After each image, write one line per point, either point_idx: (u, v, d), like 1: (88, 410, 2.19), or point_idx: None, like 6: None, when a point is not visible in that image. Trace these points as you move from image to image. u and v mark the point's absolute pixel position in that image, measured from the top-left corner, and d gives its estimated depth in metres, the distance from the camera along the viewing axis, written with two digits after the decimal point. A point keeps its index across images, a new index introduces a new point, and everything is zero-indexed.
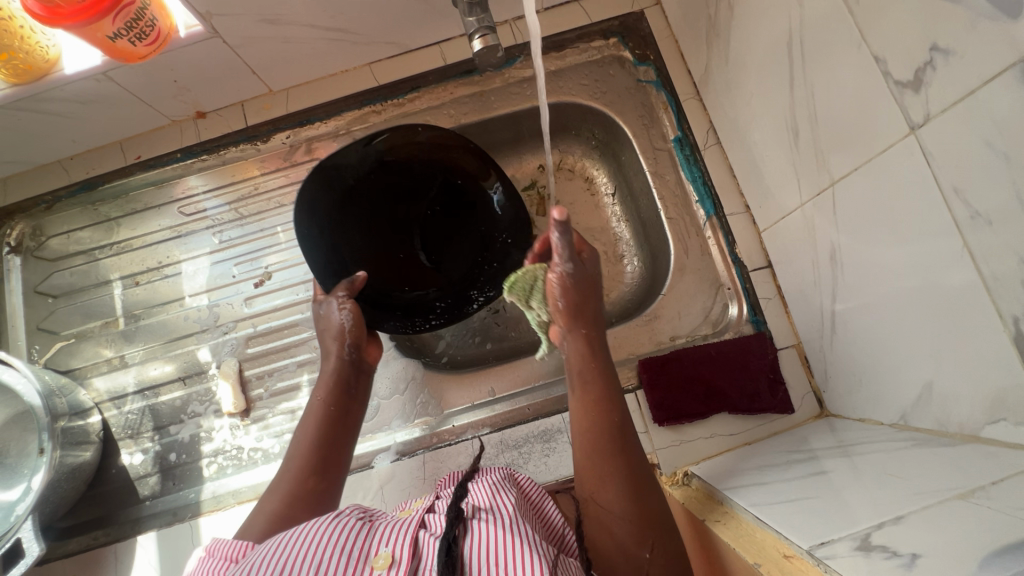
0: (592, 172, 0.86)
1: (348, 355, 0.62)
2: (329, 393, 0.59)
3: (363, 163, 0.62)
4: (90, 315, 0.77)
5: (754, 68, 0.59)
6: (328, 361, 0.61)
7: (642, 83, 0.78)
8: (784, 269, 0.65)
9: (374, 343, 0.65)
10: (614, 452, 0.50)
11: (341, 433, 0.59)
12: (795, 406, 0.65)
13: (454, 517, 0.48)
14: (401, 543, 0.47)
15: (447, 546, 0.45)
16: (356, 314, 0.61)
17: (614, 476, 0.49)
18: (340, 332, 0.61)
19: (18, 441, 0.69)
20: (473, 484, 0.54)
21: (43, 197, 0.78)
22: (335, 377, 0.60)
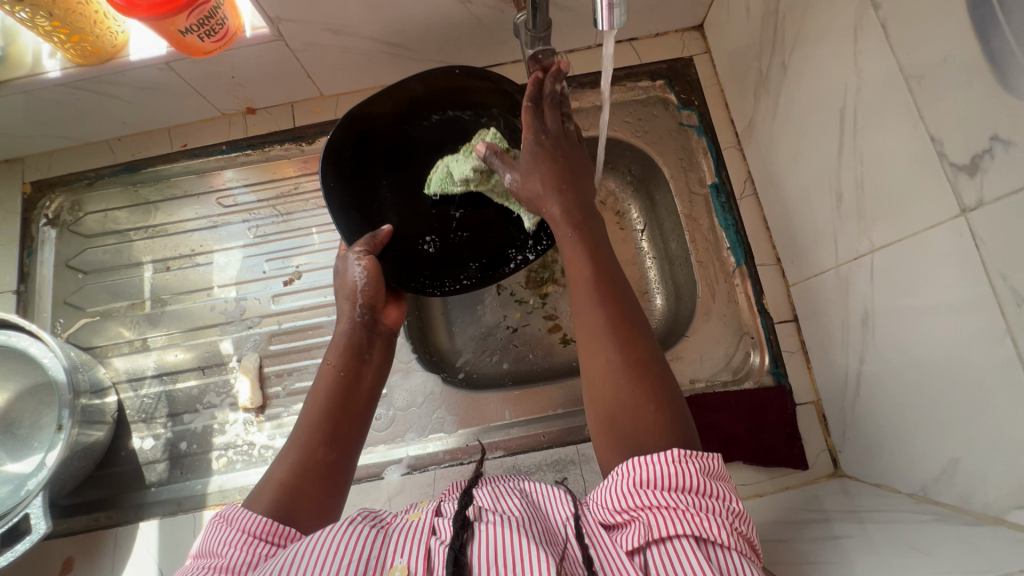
0: (623, 207, 0.87)
1: (360, 317, 0.60)
2: (339, 355, 0.59)
3: (396, 114, 0.68)
4: (118, 294, 0.78)
5: (801, 127, 0.60)
6: (341, 322, 0.61)
7: (684, 127, 0.79)
8: (811, 325, 0.66)
9: (393, 305, 0.64)
10: (600, 315, 0.50)
11: (350, 400, 0.57)
12: (810, 463, 0.65)
13: (460, 526, 0.45)
14: (415, 553, 0.44)
15: (455, 556, 0.42)
16: (371, 274, 0.60)
17: (604, 337, 0.49)
18: (352, 291, 0.61)
19: (33, 413, 0.70)
20: (480, 491, 0.52)
21: (87, 173, 0.79)
22: (348, 338, 0.60)
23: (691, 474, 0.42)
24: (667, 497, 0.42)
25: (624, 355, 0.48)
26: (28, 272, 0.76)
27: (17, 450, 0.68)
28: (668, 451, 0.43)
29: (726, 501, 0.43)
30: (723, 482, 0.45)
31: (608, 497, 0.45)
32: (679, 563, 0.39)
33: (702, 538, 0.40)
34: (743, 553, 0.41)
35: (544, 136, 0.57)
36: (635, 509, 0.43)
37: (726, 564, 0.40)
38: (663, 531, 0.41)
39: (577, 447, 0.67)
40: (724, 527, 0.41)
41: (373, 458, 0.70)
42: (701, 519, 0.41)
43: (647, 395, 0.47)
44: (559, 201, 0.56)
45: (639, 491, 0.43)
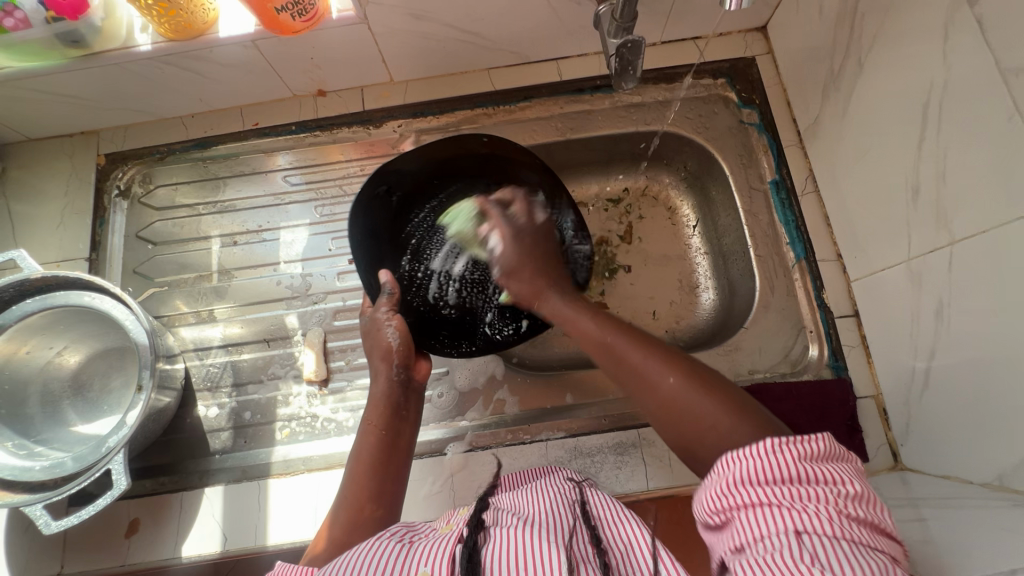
0: (676, 203, 0.89)
1: (398, 376, 0.62)
2: (378, 416, 0.60)
3: (419, 171, 0.71)
4: (185, 266, 0.79)
5: (875, 124, 0.62)
6: (378, 381, 0.62)
7: (744, 125, 0.81)
8: (875, 319, 0.67)
9: (424, 360, 0.66)
10: (626, 350, 0.49)
11: (392, 455, 0.58)
12: (870, 455, 0.66)
13: (473, 528, 0.47)
14: (436, 560, 0.43)
15: (468, 553, 0.43)
16: (403, 333, 0.63)
17: (641, 365, 0.48)
18: (385, 352, 0.62)
19: (102, 377, 0.71)
20: (505, 504, 0.52)
21: (159, 148, 0.82)
22: (385, 399, 0.61)
23: (785, 464, 0.38)
24: (762, 492, 0.38)
25: (669, 377, 0.46)
26: (99, 240, 0.78)
27: (87, 413, 0.69)
28: (758, 443, 0.39)
29: (838, 487, 0.38)
30: (834, 466, 0.39)
31: (702, 499, 0.41)
32: (776, 560, 0.35)
33: (803, 532, 0.35)
34: (861, 542, 0.35)
35: (522, 235, 0.63)
36: (731, 510, 0.39)
37: (835, 557, 0.34)
38: (759, 531, 0.37)
39: (638, 431, 0.68)
40: (835, 518, 0.36)
41: (435, 434, 0.71)
42: (806, 512, 0.36)
43: (710, 402, 0.44)
44: (554, 291, 0.59)
45: (733, 490, 0.39)
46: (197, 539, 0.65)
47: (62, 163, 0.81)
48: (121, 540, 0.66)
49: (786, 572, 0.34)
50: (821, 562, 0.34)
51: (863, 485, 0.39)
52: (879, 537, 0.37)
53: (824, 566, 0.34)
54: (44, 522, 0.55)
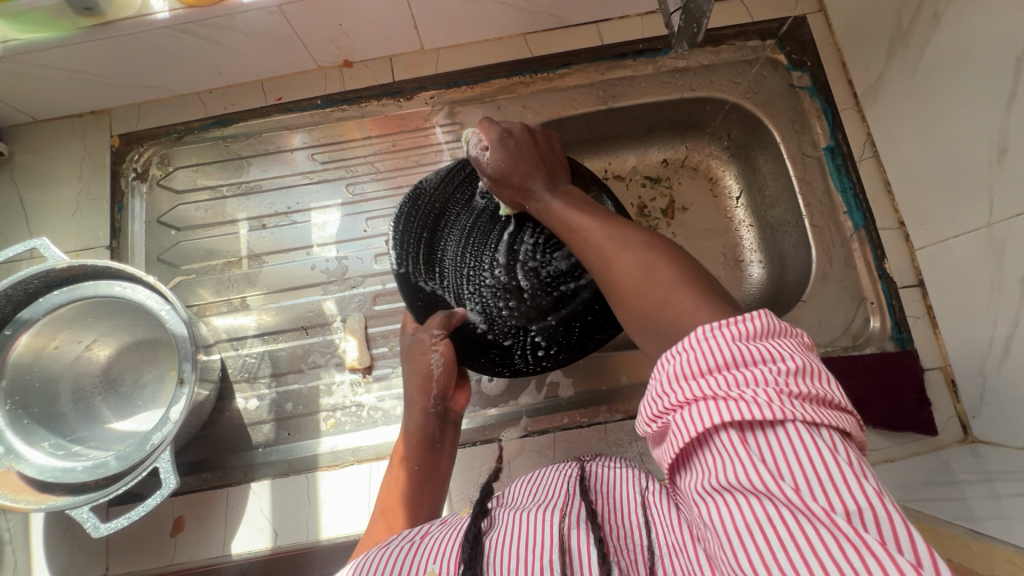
0: (717, 173, 0.85)
1: (434, 408, 0.60)
2: (415, 452, 0.58)
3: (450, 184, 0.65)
4: (212, 253, 0.75)
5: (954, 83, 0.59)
6: (414, 412, 0.60)
7: (795, 88, 0.77)
8: (944, 288, 0.65)
9: (461, 389, 0.63)
10: (608, 232, 0.50)
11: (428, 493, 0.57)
12: (939, 428, 0.64)
13: (478, 517, 0.43)
14: (447, 555, 0.39)
15: (469, 544, 0.40)
16: (447, 356, 0.60)
17: (618, 238, 0.49)
18: (425, 382, 0.60)
19: (135, 370, 0.68)
20: (504, 495, 0.48)
21: (176, 126, 0.77)
22: (421, 431, 0.59)
23: (722, 348, 0.34)
24: (698, 387, 0.34)
25: (638, 253, 0.47)
26: (120, 227, 0.74)
27: (121, 408, 0.66)
28: (695, 331, 0.36)
29: (777, 364, 0.33)
30: (776, 342, 0.34)
31: (643, 407, 0.38)
32: (723, 463, 0.32)
33: (744, 427, 0.31)
34: (809, 421, 0.31)
35: (511, 141, 0.59)
36: (669, 413, 0.35)
37: (777, 450, 0.30)
38: (695, 427, 0.33)
39: None
40: (776, 400, 0.31)
41: (488, 420, 0.68)
42: (741, 399, 0.32)
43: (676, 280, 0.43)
44: (541, 188, 0.58)
45: (671, 389, 0.35)
46: (247, 535, 0.62)
47: (74, 145, 0.76)
48: (166, 538, 0.63)
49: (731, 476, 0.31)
50: (771, 459, 0.30)
51: (807, 357, 0.34)
52: (830, 410, 0.32)
53: (772, 468, 0.30)
54: (92, 525, 0.52)
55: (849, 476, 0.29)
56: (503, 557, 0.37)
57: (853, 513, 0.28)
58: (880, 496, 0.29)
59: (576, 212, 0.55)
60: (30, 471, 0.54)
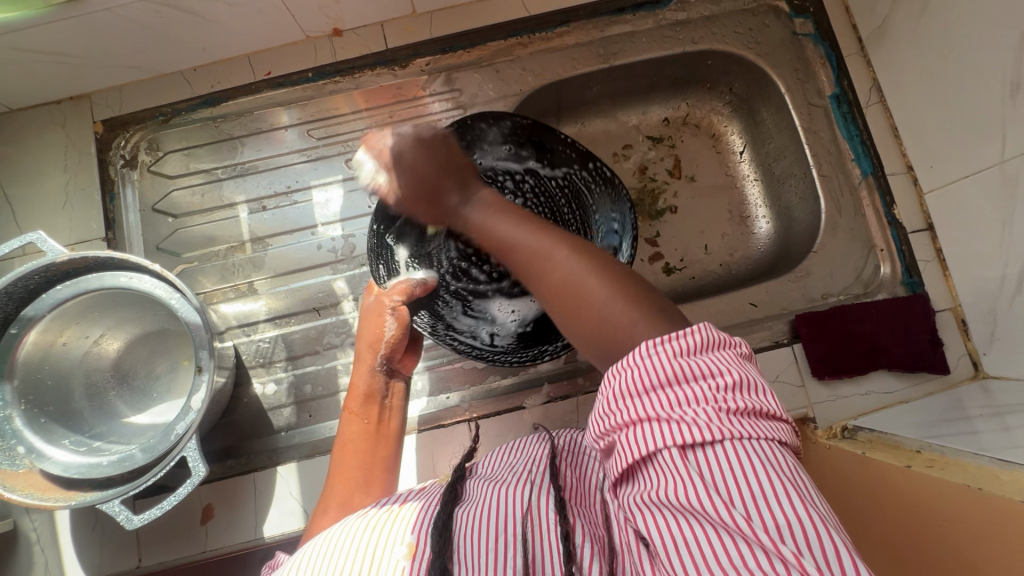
0: (720, 129, 0.83)
1: (380, 366, 0.60)
2: (355, 404, 0.58)
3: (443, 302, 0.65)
4: (213, 238, 0.73)
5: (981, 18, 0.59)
6: (361, 372, 0.60)
7: (798, 36, 0.76)
8: (954, 229, 0.65)
9: (411, 353, 0.62)
10: (531, 242, 0.48)
11: (377, 443, 0.57)
12: (952, 366, 0.65)
13: (449, 497, 0.45)
14: (424, 530, 0.41)
15: (442, 523, 0.41)
16: (401, 325, 0.58)
17: (547, 251, 0.46)
18: (374, 341, 0.59)
19: (146, 362, 0.66)
20: (476, 470, 0.50)
21: (162, 109, 0.73)
22: (364, 388, 0.59)
23: (664, 365, 0.36)
24: (642, 405, 0.35)
25: (570, 263, 0.45)
26: (114, 218, 0.71)
27: (137, 401, 0.64)
28: (638, 348, 0.37)
29: (715, 380, 0.35)
30: (716, 358, 0.37)
31: (592, 422, 0.39)
32: (664, 480, 0.33)
33: (687, 448, 0.33)
34: (745, 439, 0.33)
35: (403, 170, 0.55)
36: (614, 432, 0.37)
37: (717, 471, 0.33)
38: (640, 449, 0.35)
39: None
40: (715, 420, 0.34)
41: (510, 390, 0.68)
42: (683, 421, 0.34)
43: (598, 287, 0.43)
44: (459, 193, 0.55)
45: (616, 406, 0.37)
46: (278, 517, 0.63)
47: (55, 134, 0.72)
48: (198, 526, 0.63)
49: (672, 496, 0.33)
50: (710, 476, 0.32)
51: (744, 372, 0.37)
52: (765, 423, 0.35)
53: (713, 485, 0.32)
54: (126, 518, 0.52)
55: (783, 494, 0.31)
56: (472, 539, 0.39)
57: (782, 526, 0.31)
58: (809, 514, 0.31)
59: (498, 224, 0.52)
60: (54, 469, 0.53)
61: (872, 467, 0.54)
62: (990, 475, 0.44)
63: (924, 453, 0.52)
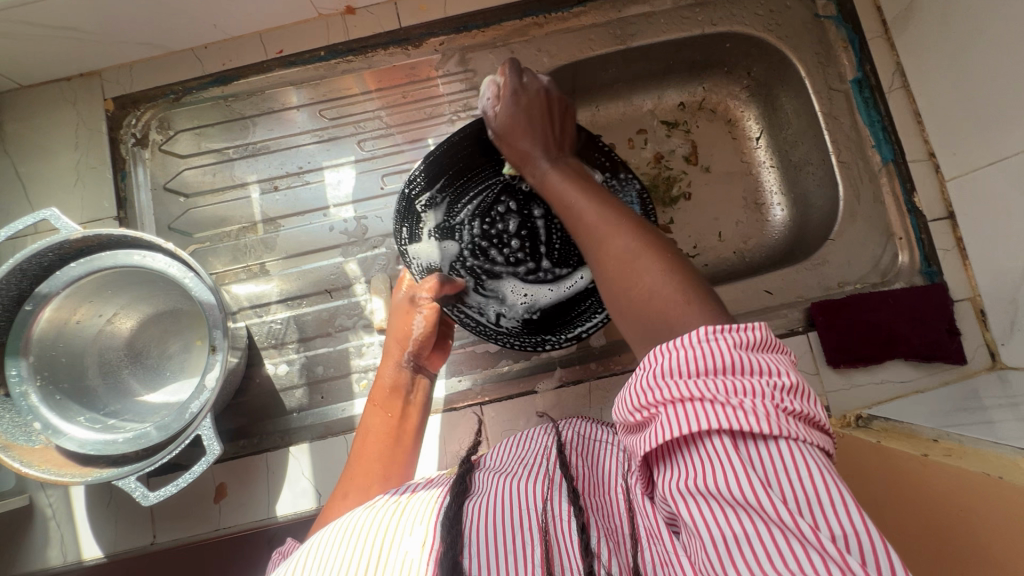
0: (736, 113, 0.82)
1: (407, 362, 0.61)
2: (381, 400, 0.59)
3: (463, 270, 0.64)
4: (224, 218, 0.72)
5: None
6: (389, 364, 0.61)
7: (820, 18, 0.74)
8: (976, 217, 0.64)
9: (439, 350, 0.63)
10: (599, 214, 0.48)
11: (399, 434, 0.57)
12: (969, 357, 0.64)
13: (460, 489, 0.45)
14: (436, 518, 0.41)
15: (453, 514, 0.41)
16: (431, 323, 0.60)
17: (614, 224, 0.47)
18: (404, 337, 0.60)
19: (159, 341, 0.66)
20: (486, 461, 0.51)
21: (173, 87, 0.73)
22: (390, 383, 0.60)
23: (720, 352, 0.35)
24: (693, 386, 0.34)
25: (634, 240, 0.45)
26: (126, 196, 0.71)
27: (151, 380, 0.65)
28: (690, 334, 0.36)
29: (774, 377, 0.35)
30: (773, 355, 0.36)
31: (629, 394, 0.38)
32: (713, 470, 0.33)
33: (740, 439, 0.33)
34: (800, 439, 0.33)
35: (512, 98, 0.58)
36: (656, 412, 0.36)
37: (771, 468, 0.32)
38: (687, 432, 0.34)
39: None
40: (773, 414, 0.33)
41: (522, 374, 0.68)
42: (739, 410, 0.33)
43: (660, 265, 0.43)
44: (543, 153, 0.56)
45: (661, 383, 0.36)
46: (291, 497, 0.63)
47: (65, 111, 0.72)
48: (211, 504, 0.64)
49: (720, 486, 0.32)
50: (762, 471, 0.32)
51: (798, 375, 0.36)
52: (815, 429, 0.34)
53: (767, 482, 0.32)
54: (142, 494, 0.52)
55: (839, 500, 0.31)
56: (486, 533, 0.39)
57: (839, 536, 0.30)
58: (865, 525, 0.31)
59: (564, 188, 0.53)
60: (71, 445, 0.54)
61: (891, 458, 0.53)
62: (1011, 464, 0.44)
63: (942, 443, 0.51)
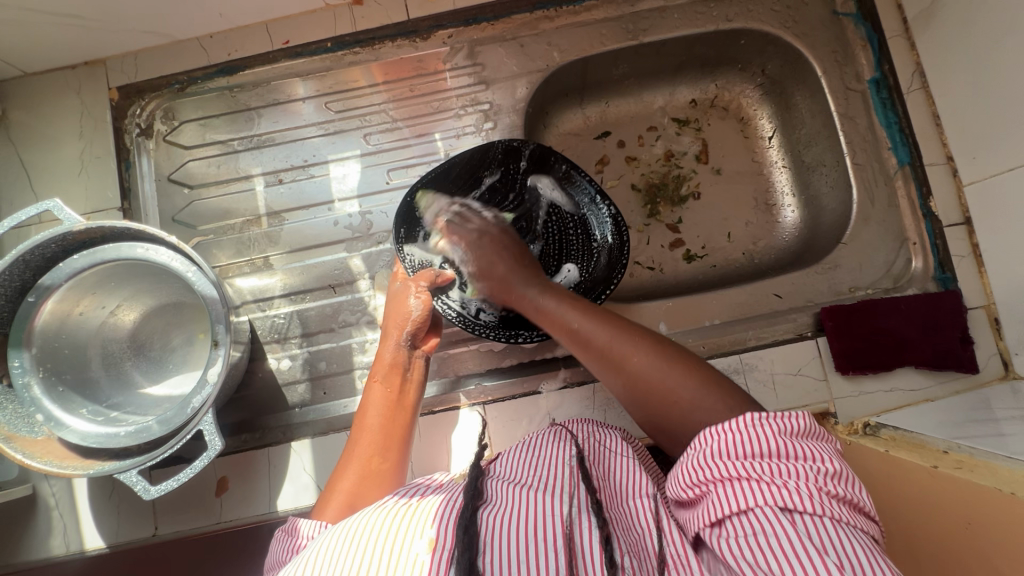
0: (749, 112, 0.81)
1: (404, 344, 0.60)
2: (377, 380, 0.59)
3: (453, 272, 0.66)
4: (228, 211, 0.72)
5: None
6: (386, 346, 0.61)
7: (839, 15, 0.72)
8: (994, 223, 0.63)
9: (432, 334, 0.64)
10: (598, 335, 0.52)
11: (396, 415, 0.57)
12: (982, 366, 0.63)
13: (472, 494, 0.44)
14: (446, 525, 0.41)
15: (464, 524, 0.40)
16: (428, 308, 0.61)
17: (616, 345, 0.51)
18: (402, 320, 0.60)
19: (162, 334, 0.66)
20: (497, 467, 0.50)
21: (178, 77, 0.72)
22: (388, 362, 0.59)
23: (765, 438, 0.40)
24: (742, 466, 0.39)
25: (640, 356, 0.50)
26: (130, 187, 0.70)
27: (153, 372, 0.65)
28: (737, 420, 0.41)
29: (818, 463, 0.39)
30: (815, 444, 0.41)
31: (680, 474, 0.43)
32: (762, 534, 0.36)
33: (789, 509, 0.36)
34: (844, 519, 0.36)
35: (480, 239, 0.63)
36: (708, 485, 0.40)
37: (820, 536, 0.35)
38: (740, 504, 0.38)
39: (739, 357, 0.64)
40: (817, 494, 0.37)
41: (526, 374, 0.68)
42: (785, 487, 0.37)
43: (670, 371, 0.48)
44: (525, 281, 0.59)
45: (711, 463, 0.41)
46: (292, 492, 0.63)
47: (70, 99, 0.71)
48: (213, 498, 0.64)
49: (772, 550, 0.35)
50: (811, 539, 0.35)
51: (842, 463, 0.41)
52: (859, 514, 0.38)
53: (816, 547, 0.34)
54: (143, 488, 0.52)
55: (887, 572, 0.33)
56: (502, 545, 0.39)
57: None
58: None
59: (559, 310, 0.56)
60: (73, 438, 0.53)
61: (899, 469, 0.52)
62: (1023, 479, 0.43)
63: (951, 454, 0.50)
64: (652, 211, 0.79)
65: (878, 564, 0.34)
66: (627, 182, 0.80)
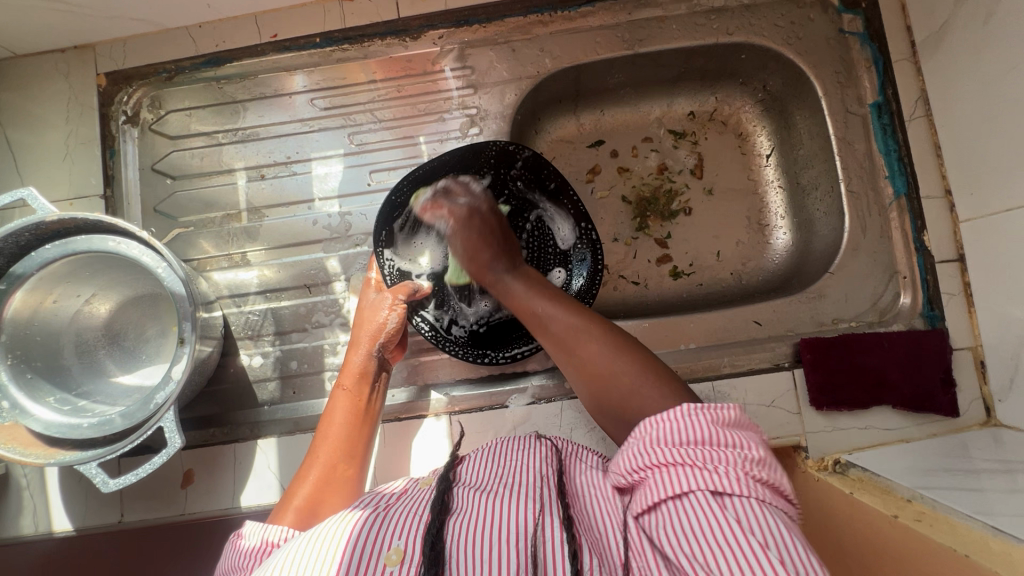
0: (747, 128, 0.78)
1: (375, 355, 0.60)
2: (344, 390, 0.58)
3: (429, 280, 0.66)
4: (210, 204, 0.71)
5: None
6: (356, 354, 0.60)
7: (844, 34, 0.69)
8: (988, 263, 0.60)
9: (399, 350, 0.63)
10: (565, 324, 0.51)
11: (359, 428, 0.57)
12: (962, 410, 0.61)
13: (439, 504, 0.43)
14: (413, 536, 0.41)
15: (431, 541, 0.40)
16: (402, 320, 0.60)
17: (581, 333, 0.50)
18: (375, 331, 0.60)
19: (137, 325, 0.66)
20: (464, 471, 0.49)
21: (165, 65, 0.72)
22: (356, 372, 0.59)
23: (699, 426, 0.41)
24: (679, 453, 0.40)
25: (601, 352, 0.49)
26: (113, 174, 0.70)
27: (126, 363, 0.65)
28: (674, 409, 0.42)
29: (745, 450, 0.40)
30: (743, 432, 0.42)
31: (620, 461, 0.44)
32: (694, 520, 0.37)
33: (718, 493, 0.38)
34: (766, 500, 0.38)
35: (469, 218, 0.59)
36: (647, 470, 0.41)
37: (749, 517, 0.36)
38: (674, 489, 0.39)
39: (711, 384, 0.63)
40: (743, 478, 0.38)
41: (495, 387, 0.67)
42: (714, 471, 0.39)
43: (629, 368, 0.48)
44: (500, 265, 0.57)
45: (652, 449, 0.41)
46: (255, 489, 0.64)
47: (57, 83, 0.71)
48: (178, 489, 0.64)
49: (704, 531, 0.36)
50: (741, 522, 0.36)
51: (766, 449, 0.42)
52: (780, 495, 0.40)
53: (745, 525, 0.36)
54: (101, 481, 0.52)
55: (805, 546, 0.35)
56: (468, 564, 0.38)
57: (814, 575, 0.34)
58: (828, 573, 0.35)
59: (533, 297, 0.54)
60: (36, 427, 0.54)
61: (862, 514, 0.51)
62: (978, 541, 0.42)
63: (914, 504, 0.49)
64: (641, 225, 0.77)
65: (801, 545, 0.36)
66: (619, 194, 0.78)
